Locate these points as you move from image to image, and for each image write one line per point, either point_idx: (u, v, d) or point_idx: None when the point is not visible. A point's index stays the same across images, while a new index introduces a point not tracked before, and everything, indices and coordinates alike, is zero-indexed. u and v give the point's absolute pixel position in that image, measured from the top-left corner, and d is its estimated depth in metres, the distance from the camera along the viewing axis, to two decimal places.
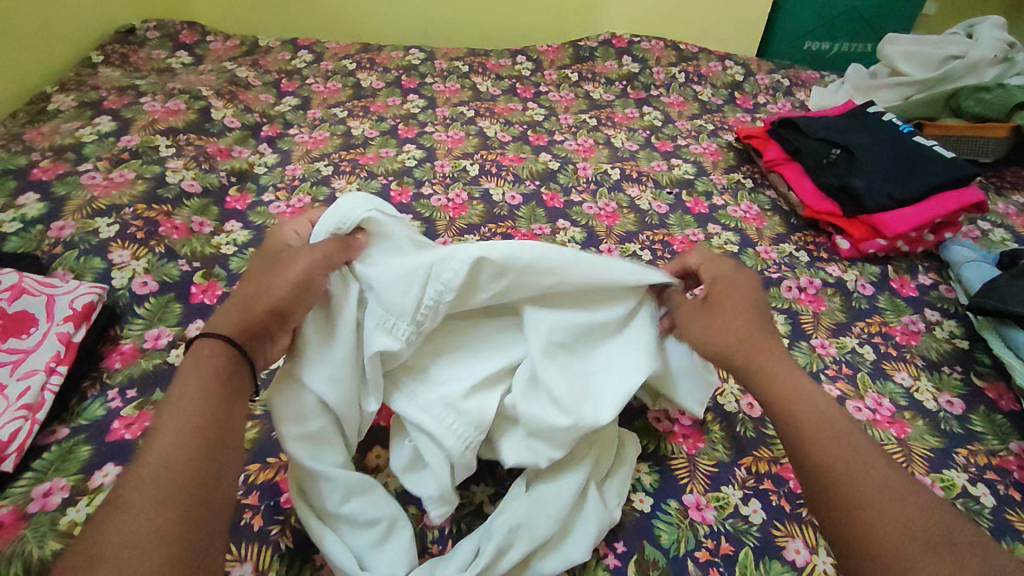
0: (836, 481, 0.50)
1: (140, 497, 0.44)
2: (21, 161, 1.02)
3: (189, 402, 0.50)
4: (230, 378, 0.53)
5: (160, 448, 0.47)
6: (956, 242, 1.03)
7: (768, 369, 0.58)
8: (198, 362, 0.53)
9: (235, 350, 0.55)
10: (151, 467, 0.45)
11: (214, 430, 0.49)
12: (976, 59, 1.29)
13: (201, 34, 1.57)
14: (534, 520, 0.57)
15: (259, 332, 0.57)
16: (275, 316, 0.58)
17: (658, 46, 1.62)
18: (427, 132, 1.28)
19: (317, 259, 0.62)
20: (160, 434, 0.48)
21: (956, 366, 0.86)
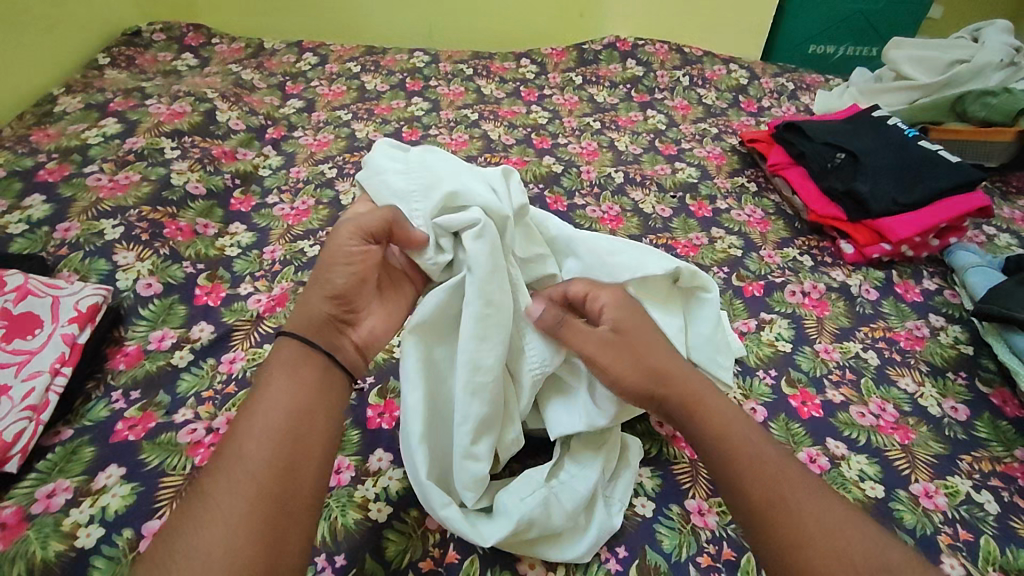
0: (771, 517, 0.51)
1: (221, 482, 0.47)
2: (28, 163, 1.02)
3: (275, 394, 0.52)
4: (316, 371, 0.55)
5: (245, 437, 0.50)
6: (961, 248, 1.03)
7: (704, 405, 0.58)
8: (291, 367, 0.54)
9: (310, 347, 0.56)
10: (235, 455, 0.49)
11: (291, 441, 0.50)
12: (982, 63, 1.29)
13: (207, 37, 1.58)
14: (553, 504, 0.58)
15: (328, 325, 0.57)
16: (339, 302, 0.58)
17: (662, 49, 1.62)
18: (431, 135, 1.28)
19: (352, 230, 0.59)
20: (247, 424, 0.51)
21: (961, 372, 0.86)
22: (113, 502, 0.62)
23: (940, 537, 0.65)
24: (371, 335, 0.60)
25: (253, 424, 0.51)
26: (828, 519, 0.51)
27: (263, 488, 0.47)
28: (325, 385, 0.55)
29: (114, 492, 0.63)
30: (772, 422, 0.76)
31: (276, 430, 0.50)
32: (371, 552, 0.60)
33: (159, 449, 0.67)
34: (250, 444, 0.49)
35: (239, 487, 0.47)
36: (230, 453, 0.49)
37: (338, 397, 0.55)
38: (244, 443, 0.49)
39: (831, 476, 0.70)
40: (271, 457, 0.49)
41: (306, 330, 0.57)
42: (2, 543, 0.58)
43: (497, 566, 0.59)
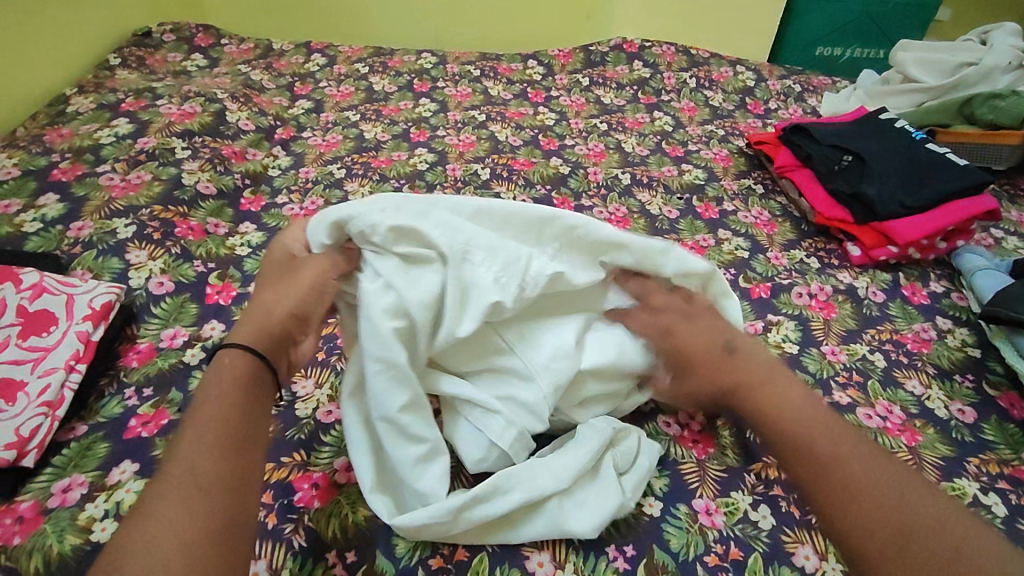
0: (833, 483, 0.53)
1: (161, 496, 0.46)
2: (41, 162, 1.03)
3: (209, 406, 0.52)
4: (251, 383, 0.55)
5: (182, 450, 0.49)
6: (969, 250, 1.03)
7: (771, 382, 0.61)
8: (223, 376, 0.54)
9: (255, 359, 0.56)
10: (173, 469, 0.47)
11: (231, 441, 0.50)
12: (991, 65, 1.29)
13: (216, 37, 1.59)
14: (536, 475, 0.60)
15: (278, 338, 0.59)
16: (296, 321, 0.61)
17: (669, 51, 1.62)
18: (438, 136, 1.29)
19: (325, 266, 0.62)
20: (182, 438, 0.50)
21: (968, 375, 0.86)
22: (127, 497, 0.63)
23: None
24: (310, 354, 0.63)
25: (187, 437, 0.49)
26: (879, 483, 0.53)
27: (207, 495, 0.46)
28: (256, 398, 0.54)
29: (129, 487, 0.64)
30: None
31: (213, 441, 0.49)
32: (381, 548, 0.60)
33: None
34: (188, 457, 0.48)
35: (180, 497, 0.46)
36: (169, 467, 0.48)
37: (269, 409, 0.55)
38: (182, 457, 0.48)
39: None
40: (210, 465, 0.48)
41: (254, 340, 0.58)
42: (19, 537, 0.59)
43: (506, 563, 0.60)
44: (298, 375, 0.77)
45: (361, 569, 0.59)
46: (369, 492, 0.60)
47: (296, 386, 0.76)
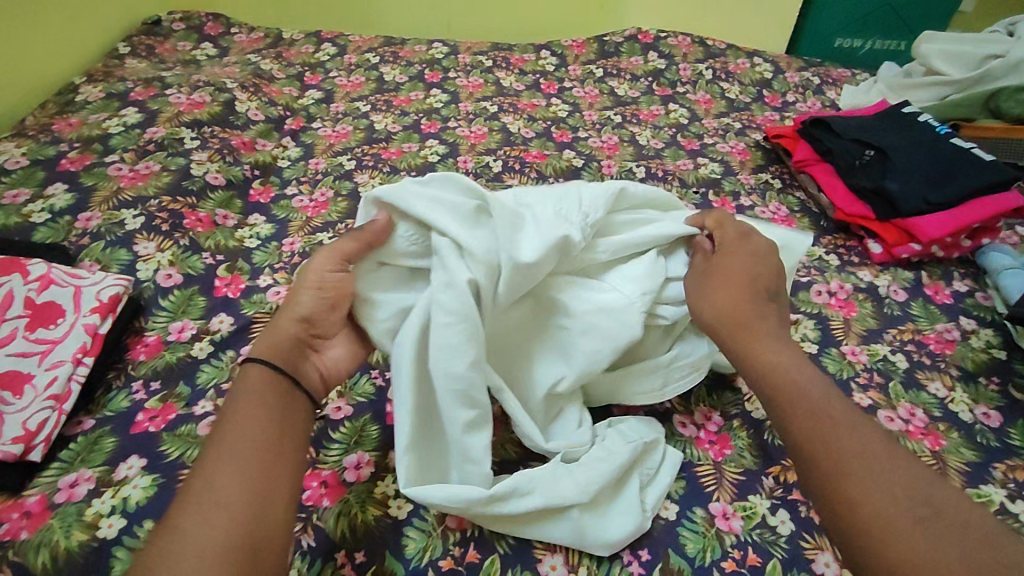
0: (828, 475, 0.49)
1: (188, 517, 0.45)
2: (50, 152, 1.02)
3: (237, 423, 0.50)
4: (279, 397, 0.53)
5: (208, 470, 0.47)
6: (994, 249, 1.00)
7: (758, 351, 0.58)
8: (248, 392, 0.53)
9: (274, 373, 0.54)
10: (200, 488, 0.46)
11: (260, 451, 0.49)
12: (1020, 58, 1.23)
13: (226, 26, 1.57)
14: (558, 480, 0.59)
15: (294, 350, 0.57)
16: (306, 327, 0.58)
17: (685, 42, 1.59)
18: (450, 127, 1.27)
19: (328, 257, 0.60)
20: (209, 455, 0.48)
21: (993, 377, 0.84)
22: (134, 493, 0.62)
23: None
24: (335, 365, 0.61)
25: (215, 456, 0.48)
26: (882, 460, 0.48)
27: (240, 512, 0.45)
28: (288, 411, 0.53)
29: (135, 483, 0.63)
30: None
31: (244, 459, 0.48)
32: (391, 550, 0.59)
33: (179, 441, 0.67)
34: (215, 478, 0.47)
35: (210, 518, 0.44)
36: (197, 486, 0.47)
37: (302, 422, 0.54)
38: (211, 476, 0.47)
39: None
40: (241, 483, 0.47)
41: (270, 355, 0.55)
42: (25, 532, 0.59)
43: (518, 565, 0.59)
44: None
45: (371, 570, 0.58)
46: (402, 452, 0.56)
47: None
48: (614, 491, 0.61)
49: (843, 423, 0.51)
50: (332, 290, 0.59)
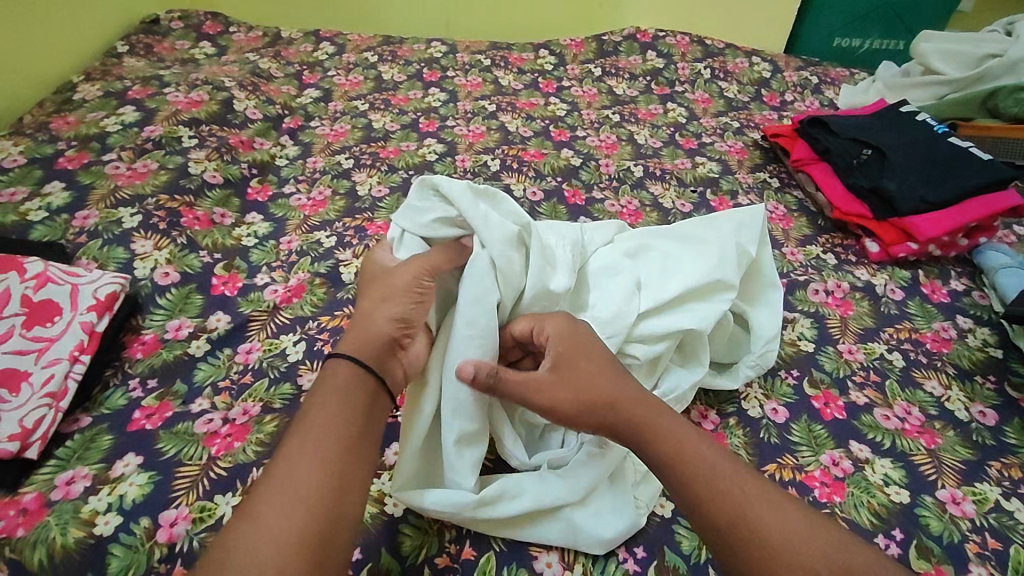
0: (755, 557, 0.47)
1: (271, 506, 0.45)
2: (48, 150, 1.03)
3: (325, 415, 0.51)
4: (365, 395, 0.54)
5: (293, 461, 0.48)
6: (991, 248, 1.00)
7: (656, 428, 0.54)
8: (334, 385, 0.53)
9: (364, 370, 0.55)
10: (283, 478, 0.47)
11: (342, 445, 0.50)
12: (1017, 57, 1.24)
13: (224, 25, 1.57)
14: (546, 482, 0.60)
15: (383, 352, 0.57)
16: (399, 327, 0.58)
17: (683, 41, 1.59)
18: (448, 126, 1.27)
19: (420, 268, 0.60)
20: (296, 445, 0.49)
21: (989, 376, 0.84)
22: (130, 491, 0.62)
23: (968, 546, 0.63)
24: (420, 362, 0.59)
25: (299, 446, 0.49)
26: (798, 536, 0.47)
27: (321, 505, 0.46)
28: (371, 408, 0.53)
29: (132, 480, 0.63)
30: (795, 423, 0.74)
31: (327, 455, 0.49)
32: (386, 548, 0.59)
33: (176, 438, 0.67)
34: (299, 470, 0.47)
35: (292, 510, 0.45)
36: (281, 474, 0.47)
37: (381, 422, 0.54)
38: (294, 467, 0.47)
39: (855, 479, 0.69)
40: (323, 478, 0.47)
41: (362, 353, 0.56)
42: (21, 529, 0.59)
43: (513, 563, 0.59)
44: (304, 367, 0.75)
45: (366, 568, 0.57)
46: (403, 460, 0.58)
47: (302, 379, 0.74)
48: (608, 489, 0.61)
49: (743, 499, 0.49)
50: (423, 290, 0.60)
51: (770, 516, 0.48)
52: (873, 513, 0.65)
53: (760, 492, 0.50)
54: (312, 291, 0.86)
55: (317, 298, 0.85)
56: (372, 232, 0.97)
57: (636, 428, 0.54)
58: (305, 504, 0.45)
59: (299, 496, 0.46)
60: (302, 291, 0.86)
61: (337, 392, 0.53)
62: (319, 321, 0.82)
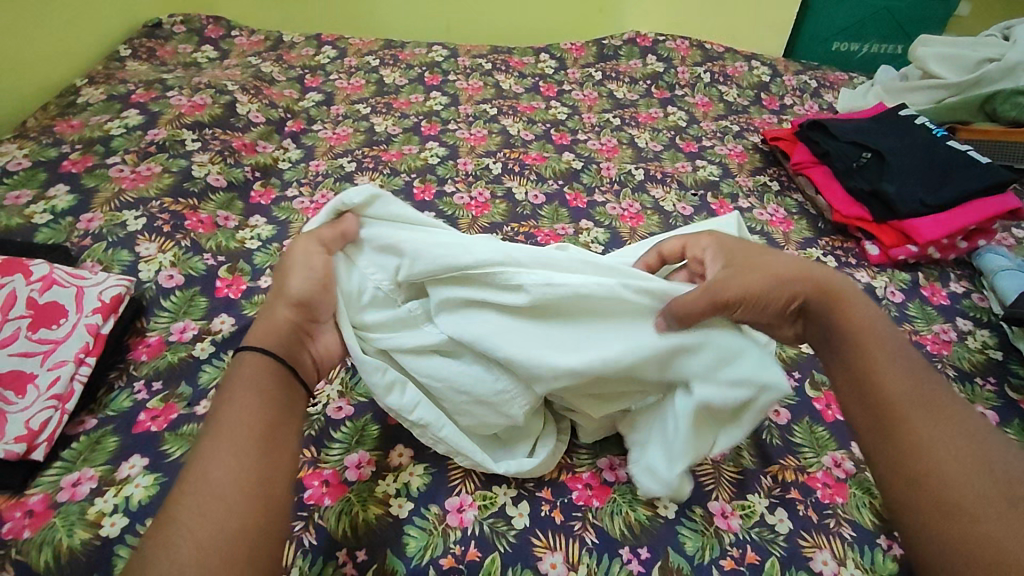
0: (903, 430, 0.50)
1: (186, 513, 0.44)
2: (52, 153, 1.03)
3: (236, 414, 0.50)
4: (276, 389, 0.54)
5: (211, 462, 0.47)
6: (990, 250, 1.01)
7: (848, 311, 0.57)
8: (245, 383, 0.53)
9: (275, 361, 0.55)
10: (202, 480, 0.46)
11: (258, 439, 0.50)
12: (1014, 61, 1.25)
13: (226, 29, 1.58)
14: None
15: (291, 336, 0.58)
16: (301, 310, 0.60)
17: (683, 45, 1.60)
18: (450, 129, 1.27)
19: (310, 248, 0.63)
20: (210, 447, 0.48)
21: (990, 378, 0.84)
22: (136, 492, 0.62)
23: None
24: (334, 349, 0.62)
25: (213, 448, 0.48)
26: (960, 439, 0.48)
27: (237, 501, 0.46)
28: (286, 404, 0.54)
29: (137, 482, 0.63)
30: (797, 425, 0.75)
31: (243, 451, 0.48)
32: (391, 549, 0.59)
33: (181, 440, 0.68)
34: (216, 471, 0.47)
35: (212, 510, 0.45)
36: (199, 476, 0.47)
37: (298, 413, 0.55)
38: (208, 467, 0.47)
39: (857, 480, 0.69)
40: (244, 473, 0.47)
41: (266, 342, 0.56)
42: (27, 531, 0.59)
43: (518, 564, 0.59)
44: None
45: (371, 569, 0.58)
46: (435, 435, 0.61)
47: None
48: None
49: (922, 390, 0.51)
50: (320, 271, 0.62)
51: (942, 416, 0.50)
52: (875, 514, 0.65)
53: (935, 390, 0.51)
54: None
55: None
56: None
57: (834, 307, 0.57)
58: (223, 501, 0.45)
59: (215, 493, 0.46)
60: None
61: (253, 389, 0.53)
62: None
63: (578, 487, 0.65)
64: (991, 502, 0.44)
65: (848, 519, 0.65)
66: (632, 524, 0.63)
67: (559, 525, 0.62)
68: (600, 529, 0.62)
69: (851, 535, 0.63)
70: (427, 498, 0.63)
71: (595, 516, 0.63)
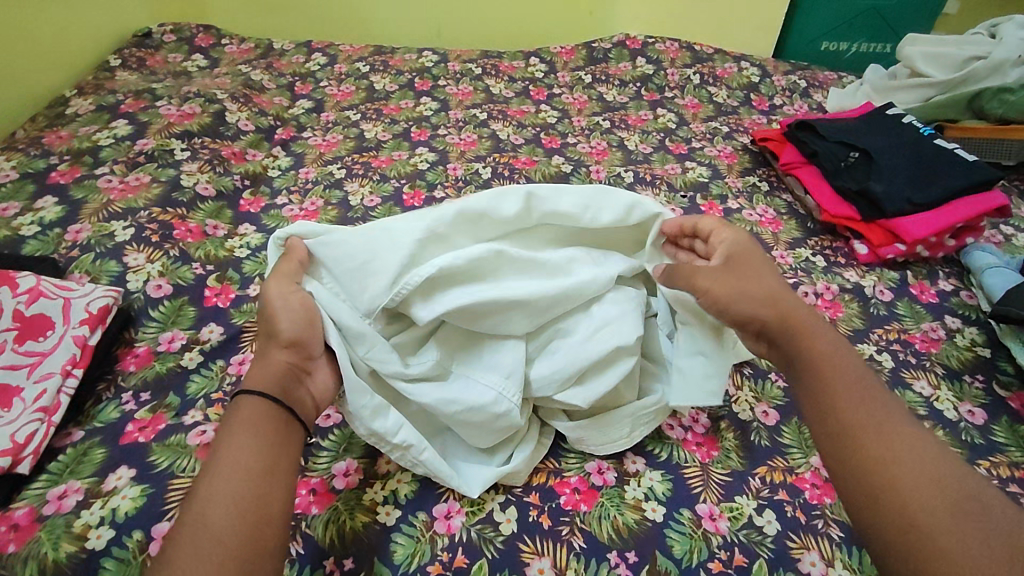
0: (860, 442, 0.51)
1: (182, 556, 0.44)
2: (40, 164, 1.03)
3: (233, 453, 0.49)
4: (280, 427, 0.53)
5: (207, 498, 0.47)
6: (978, 248, 1.01)
7: (806, 344, 0.58)
8: (244, 422, 0.52)
9: (275, 403, 0.53)
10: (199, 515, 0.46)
11: (256, 476, 0.49)
12: (1001, 59, 1.25)
13: (216, 37, 1.58)
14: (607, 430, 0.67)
15: (290, 378, 0.56)
16: (293, 351, 0.57)
17: (672, 47, 1.61)
18: (439, 135, 1.28)
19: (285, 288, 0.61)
20: (209, 484, 0.48)
21: (978, 375, 0.84)
22: (123, 504, 0.62)
23: None
24: (327, 387, 0.60)
25: (211, 489, 0.47)
26: (910, 457, 0.49)
27: (235, 544, 0.45)
28: (287, 439, 0.53)
29: (124, 493, 0.63)
30: (786, 425, 0.74)
31: (242, 490, 0.47)
32: (379, 556, 0.59)
33: (168, 451, 0.68)
34: (210, 507, 0.46)
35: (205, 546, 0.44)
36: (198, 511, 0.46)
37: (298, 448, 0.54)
38: (206, 508, 0.46)
39: None
40: (242, 512, 0.46)
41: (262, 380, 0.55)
42: (13, 545, 0.59)
43: (505, 570, 0.59)
44: None
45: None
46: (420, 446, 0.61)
47: None
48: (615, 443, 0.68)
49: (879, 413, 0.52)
50: (303, 310, 0.60)
51: (895, 435, 0.50)
52: None
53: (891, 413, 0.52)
54: None
55: None
56: None
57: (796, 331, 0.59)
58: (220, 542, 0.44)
59: (212, 537, 0.45)
60: None
61: (250, 425, 0.51)
62: None
63: (566, 492, 0.65)
64: (951, 522, 0.44)
65: (837, 519, 0.65)
66: (620, 528, 0.63)
67: (547, 530, 0.62)
68: (589, 533, 0.62)
69: (840, 536, 0.63)
70: (414, 505, 0.63)
71: (584, 521, 0.63)
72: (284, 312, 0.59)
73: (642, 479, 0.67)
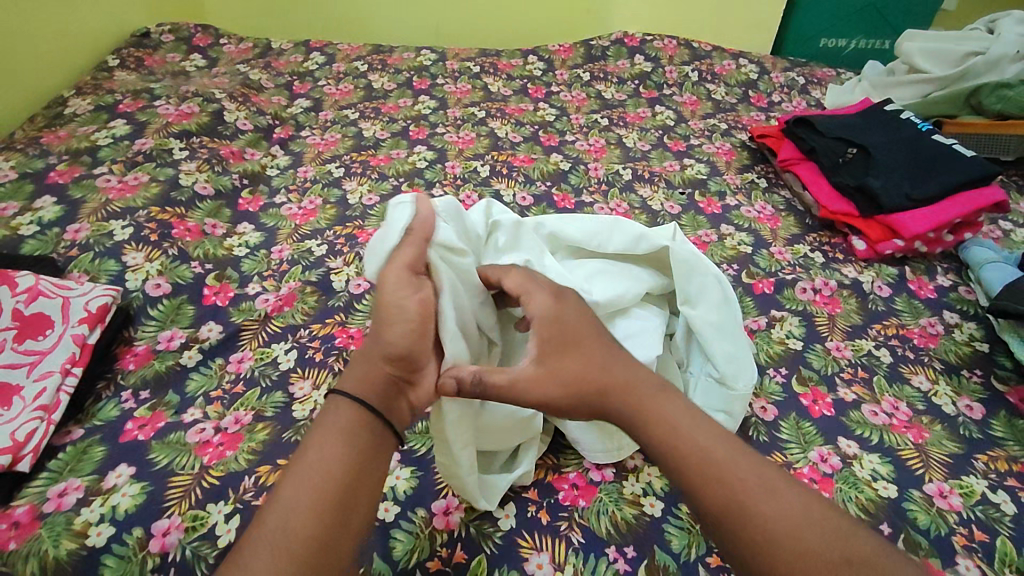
0: (747, 534, 0.46)
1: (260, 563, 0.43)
2: (38, 164, 1.03)
3: (321, 459, 0.49)
4: (370, 441, 0.52)
5: (289, 512, 0.46)
6: (976, 243, 1.01)
7: (656, 415, 0.53)
8: (331, 426, 0.51)
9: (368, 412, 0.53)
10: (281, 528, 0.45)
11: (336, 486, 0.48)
12: (998, 55, 1.26)
13: (214, 37, 1.58)
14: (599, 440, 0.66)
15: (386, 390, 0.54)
16: (400, 364, 0.55)
17: (671, 44, 1.61)
18: (438, 133, 1.28)
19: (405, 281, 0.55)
20: (288, 491, 0.47)
21: (976, 370, 0.84)
22: (123, 501, 0.62)
23: (955, 538, 0.64)
24: (429, 395, 0.57)
25: (290, 496, 0.47)
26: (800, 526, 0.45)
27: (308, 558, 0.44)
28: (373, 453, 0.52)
29: (125, 491, 0.63)
30: (783, 421, 0.75)
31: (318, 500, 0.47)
32: (379, 552, 0.59)
33: (168, 449, 0.68)
34: (291, 518, 0.46)
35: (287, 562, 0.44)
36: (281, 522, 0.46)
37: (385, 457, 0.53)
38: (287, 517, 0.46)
39: (843, 475, 0.69)
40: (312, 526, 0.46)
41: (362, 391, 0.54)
42: (13, 542, 0.59)
43: (505, 565, 0.59)
44: (296, 375, 0.76)
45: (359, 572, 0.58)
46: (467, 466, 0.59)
47: (294, 387, 0.75)
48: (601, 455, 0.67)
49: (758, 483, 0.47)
50: (417, 318, 0.55)
51: (774, 507, 0.46)
52: (861, 508, 0.66)
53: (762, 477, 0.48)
54: (303, 299, 0.87)
55: (309, 306, 0.86)
56: (362, 240, 0.98)
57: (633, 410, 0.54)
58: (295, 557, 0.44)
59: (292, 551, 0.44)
60: (293, 300, 0.87)
61: (338, 429, 0.51)
62: (310, 329, 0.82)
63: (564, 488, 0.66)
64: None
65: None
66: (619, 523, 0.63)
67: (546, 526, 0.62)
68: (587, 528, 0.62)
69: None
70: (414, 502, 0.64)
71: (582, 516, 0.63)
72: (400, 319, 0.54)
73: (640, 474, 0.68)
